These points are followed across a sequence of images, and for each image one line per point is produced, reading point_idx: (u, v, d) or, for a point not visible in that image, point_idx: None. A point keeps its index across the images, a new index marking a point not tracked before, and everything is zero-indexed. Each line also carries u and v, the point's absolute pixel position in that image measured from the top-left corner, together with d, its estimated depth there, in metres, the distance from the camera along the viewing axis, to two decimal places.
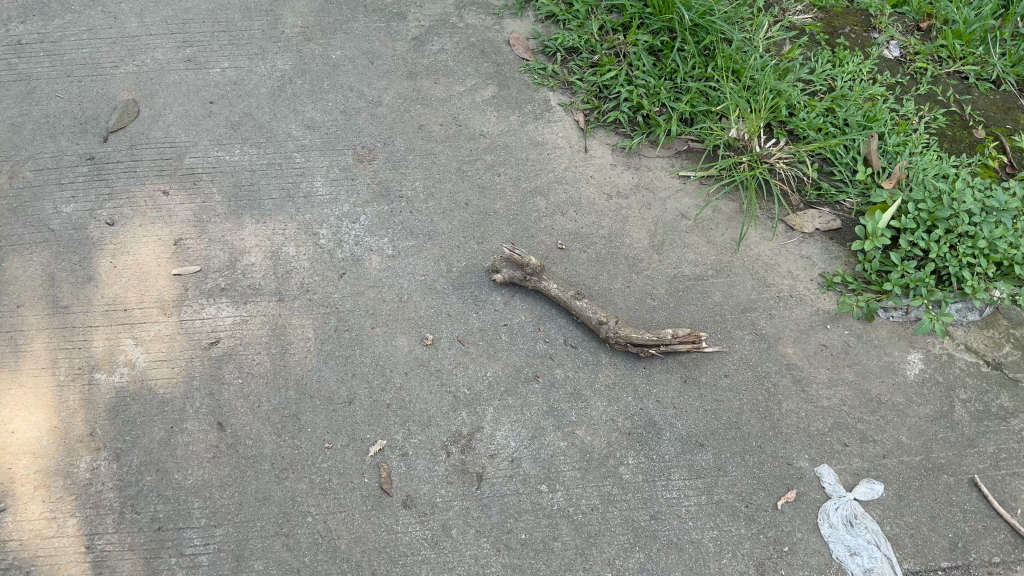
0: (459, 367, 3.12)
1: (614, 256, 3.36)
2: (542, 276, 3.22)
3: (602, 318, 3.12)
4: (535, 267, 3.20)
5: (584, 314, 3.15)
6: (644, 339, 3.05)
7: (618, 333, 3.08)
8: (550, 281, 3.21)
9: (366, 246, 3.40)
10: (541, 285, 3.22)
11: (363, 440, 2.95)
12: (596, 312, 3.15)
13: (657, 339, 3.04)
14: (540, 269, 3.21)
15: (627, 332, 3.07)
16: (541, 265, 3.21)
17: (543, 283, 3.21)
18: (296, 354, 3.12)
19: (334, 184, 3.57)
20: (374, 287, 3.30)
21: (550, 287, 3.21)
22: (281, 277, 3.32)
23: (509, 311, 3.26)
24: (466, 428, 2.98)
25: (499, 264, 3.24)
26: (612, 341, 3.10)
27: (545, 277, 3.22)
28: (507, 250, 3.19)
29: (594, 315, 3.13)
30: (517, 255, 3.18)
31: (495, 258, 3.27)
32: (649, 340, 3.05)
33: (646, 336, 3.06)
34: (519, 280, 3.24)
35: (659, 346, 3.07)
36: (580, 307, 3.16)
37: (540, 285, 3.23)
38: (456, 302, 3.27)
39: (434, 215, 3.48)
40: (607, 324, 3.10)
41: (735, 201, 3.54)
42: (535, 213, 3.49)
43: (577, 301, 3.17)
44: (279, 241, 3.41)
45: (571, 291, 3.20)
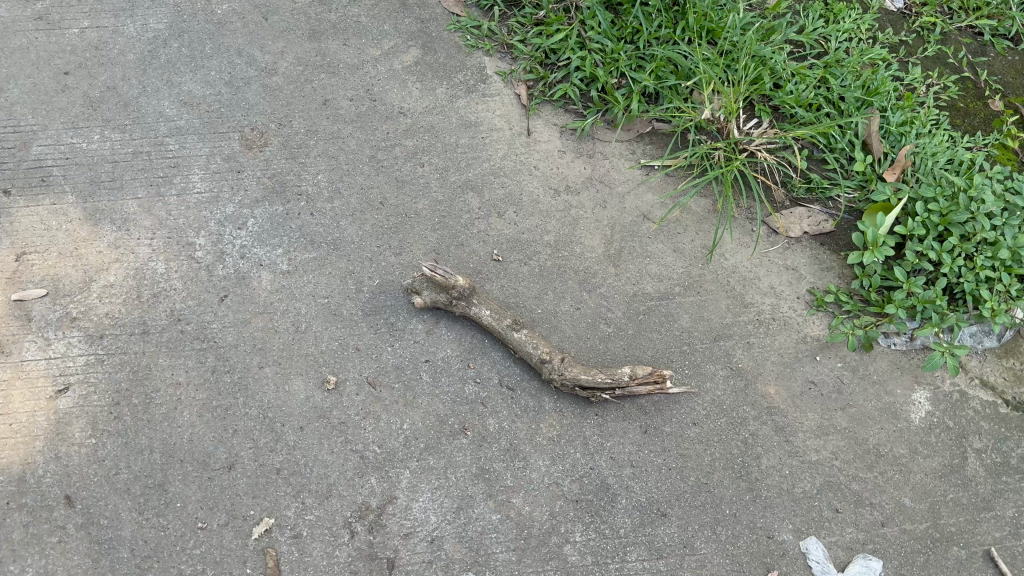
0: (369, 419, 2.54)
1: (561, 271, 2.75)
2: (470, 299, 2.61)
3: (545, 353, 2.53)
4: (463, 289, 2.60)
5: (523, 348, 2.56)
6: (596, 380, 2.48)
7: (563, 372, 2.50)
8: (481, 306, 2.61)
9: (254, 260, 2.76)
10: (470, 311, 2.63)
11: (244, 518, 2.39)
12: (538, 345, 2.56)
13: (611, 380, 2.47)
14: (468, 290, 2.61)
15: (575, 371, 2.50)
16: (470, 286, 2.61)
17: (472, 309, 2.62)
18: (164, 405, 2.54)
19: (214, 178, 2.91)
20: (262, 313, 2.68)
21: (481, 313, 2.61)
22: (148, 302, 2.70)
23: (432, 343, 2.66)
24: (376, 499, 2.41)
25: (419, 285, 2.65)
26: (557, 383, 2.53)
27: (474, 300, 2.62)
28: (427, 267, 2.58)
29: (536, 350, 2.54)
30: (441, 275, 2.58)
31: (414, 279, 2.66)
32: (601, 382, 2.47)
33: (598, 377, 2.48)
34: (443, 305, 2.64)
35: (615, 390, 2.49)
36: (519, 339, 2.57)
37: (469, 311, 2.64)
38: (366, 332, 2.67)
39: (339, 218, 2.84)
40: (551, 361, 2.53)
41: (708, 196, 2.91)
42: (465, 215, 2.85)
43: (514, 331, 2.58)
44: (145, 254, 2.78)
45: (507, 318, 2.61)
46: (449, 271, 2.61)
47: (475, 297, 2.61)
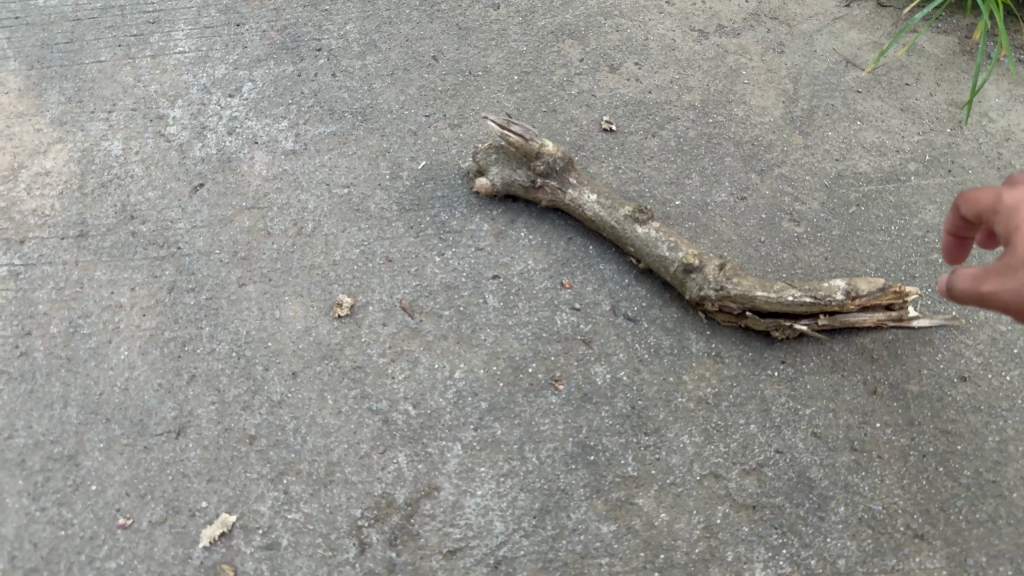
0: (399, 363, 1.56)
1: (712, 143, 1.71)
2: (564, 173, 1.63)
3: (694, 255, 1.51)
4: (555, 157, 1.62)
5: (654, 250, 1.54)
6: (787, 300, 1.45)
7: (726, 286, 1.47)
8: (584, 188, 1.61)
9: (246, 136, 1.90)
10: (561, 198, 1.64)
11: (192, 514, 1.42)
12: (680, 244, 1.54)
13: (815, 300, 1.45)
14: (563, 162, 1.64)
15: (747, 284, 1.47)
16: (563, 154, 1.63)
17: (568, 192, 1.64)
18: (94, 336, 1.64)
19: (204, 34, 2.08)
20: (251, 207, 1.79)
21: (582, 201, 1.62)
22: (93, 195, 1.83)
23: (504, 252, 1.68)
24: (405, 493, 1.41)
25: (485, 159, 1.67)
26: (711, 307, 1.49)
27: (569, 175, 1.64)
28: (495, 122, 1.61)
29: (678, 253, 1.53)
30: (522, 134, 1.62)
31: (475, 148, 1.69)
32: (799, 304, 1.44)
33: (789, 294, 1.46)
34: (521, 190, 1.66)
35: (817, 318, 1.47)
36: (647, 236, 1.55)
37: (560, 198, 1.65)
38: (403, 236, 1.72)
39: (373, 79, 1.96)
40: (702, 268, 1.50)
41: (947, 34, 1.89)
42: (560, 72, 1.88)
43: (640, 225, 1.56)
44: (98, 131, 1.93)
45: (626, 205, 1.60)
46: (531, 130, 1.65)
47: (572, 173, 1.63)
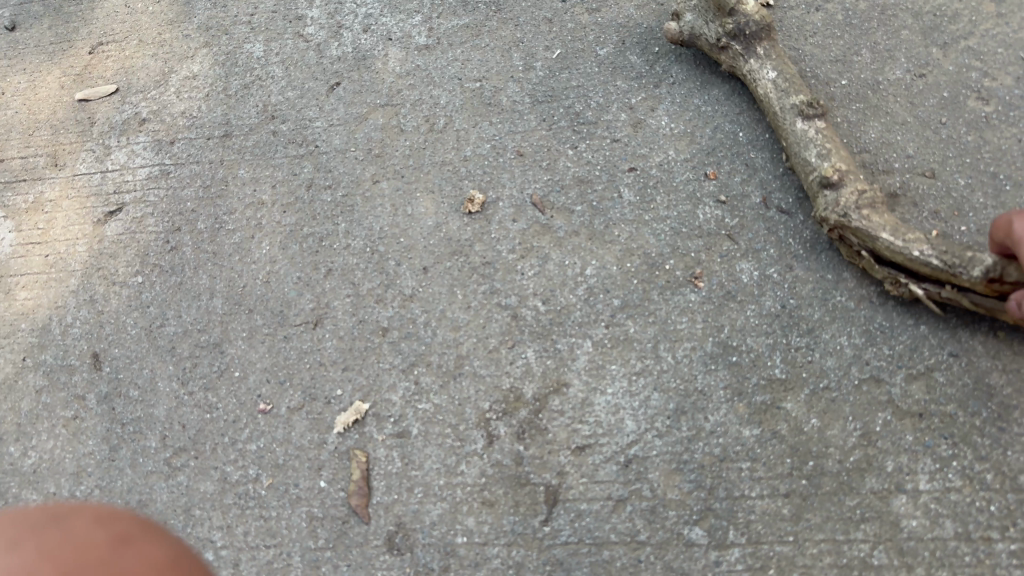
0: (530, 258, 1.50)
1: (886, 16, 1.53)
2: (757, 38, 1.51)
3: (837, 169, 1.34)
4: (750, 19, 1.50)
5: (803, 150, 1.39)
6: (913, 255, 1.24)
7: (852, 215, 1.30)
8: (765, 63, 1.48)
9: (381, 34, 1.86)
10: (743, 66, 1.52)
11: (327, 402, 1.44)
12: (835, 151, 1.37)
13: (948, 266, 1.21)
14: (759, 27, 1.50)
15: (876, 221, 1.28)
16: (762, 18, 1.50)
17: (750, 62, 1.51)
18: (237, 231, 1.68)
19: None
20: (385, 105, 1.76)
21: (760, 76, 1.49)
22: (237, 97, 1.86)
23: (643, 142, 1.57)
24: (535, 388, 1.37)
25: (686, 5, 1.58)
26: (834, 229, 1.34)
27: (765, 40, 1.50)
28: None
29: (826, 160, 1.36)
30: None
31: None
32: (924, 264, 1.23)
33: (919, 249, 1.24)
34: (706, 47, 1.57)
35: (943, 289, 1.23)
36: (804, 133, 1.40)
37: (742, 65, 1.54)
38: (536, 128, 1.64)
39: None
40: (841, 186, 1.33)
41: None
42: None
43: (802, 119, 1.41)
44: (241, 34, 1.95)
45: (804, 92, 1.44)
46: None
47: (760, 42, 1.49)
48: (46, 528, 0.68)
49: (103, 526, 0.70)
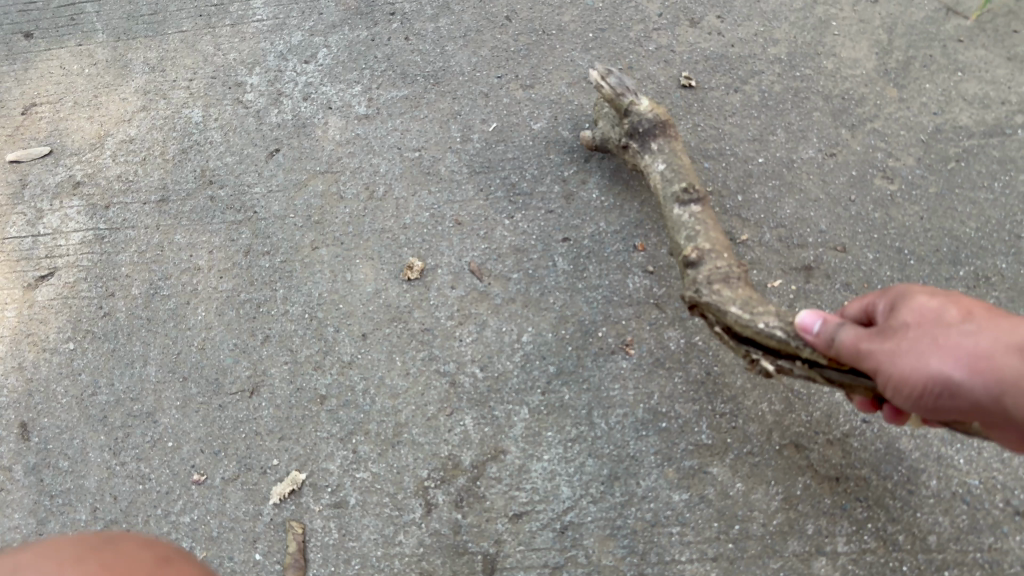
0: (467, 326, 1.53)
1: (799, 98, 1.63)
2: (652, 134, 1.52)
3: (700, 249, 1.34)
4: (645, 117, 1.52)
5: (677, 235, 1.41)
6: (758, 327, 1.18)
7: (703, 291, 1.27)
8: (655, 156, 1.50)
9: (321, 102, 1.90)
10: (639, 158, 1.54)
11: (263, 472, 1.44)
12: (705, 234, 1.37)
13: (788, 336, 1.15)
14: (654, 124, 1.52)
15: (727, 295, 1.25)
16: (656, 115, 1.52)
17: (646, 155, 1.52)
18: (172, 297, 1.67)
19: (281, 1, 2.08)
20: (325, 172, 1.79)
21: (651, 168, 1.51)
22: (174, 161, 1.87)
23: (576, 214, 1.63)
24: (472, 455, 1.40)
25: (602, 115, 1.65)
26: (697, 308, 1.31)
27: (659, 136, 1.52)
28: (596, 71, 1.56)
29: (693, 242, 1.36)
30: (615, 84, 1.55)
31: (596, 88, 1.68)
32: (767, 336, 1.17)
33: (766, 321, 1.18)
34: (615, 148, 1.62)
35: (795, 364, 1.17)
36: (679, 218, 1.41)
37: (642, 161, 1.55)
38: (473, 198, 1.69)
39: (446, 41, 1.92)
40: (701, 264, 1.32)
41: None
42: (637, 27, 1.81)
43: (678, 205, 1.42)
44: (179, 99, 1.96)
45: (688, 180, 1.46)
46: (639, 91, 1.56)
47: (652, 137, 1.51)
48: (98, 550, 0.71)
49: (150, 549, 0.74)
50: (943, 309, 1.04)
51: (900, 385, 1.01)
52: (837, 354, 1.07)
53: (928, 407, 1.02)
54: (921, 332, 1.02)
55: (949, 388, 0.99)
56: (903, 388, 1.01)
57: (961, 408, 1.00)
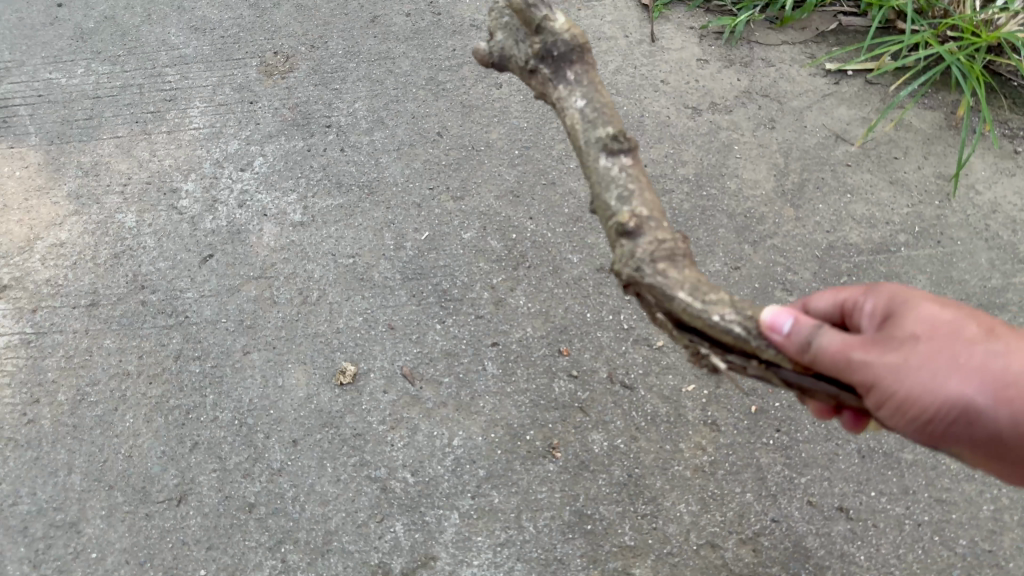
0: (398, 430, 1.58)
1: (706, 216, 1.77)
2: (569, 59, 1.03)
3: (636, 214, 0.95)
4: (559, 37, 1.02)
5: (600, 195, 0.99)
6: (711, 320, 0.90)
7: (643, 266, 0.93)
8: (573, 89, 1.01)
9: (256, 209, 1.96)
10: (549, 93, 1.04)
11: None
12: (639, 195, 0.97)
13: (749, 334, 0.90)
14: (572, 46, 1.03)
15: (674, 275, 0.92)
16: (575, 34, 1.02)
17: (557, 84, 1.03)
18: (100, 402, 1.67)
19: (218, 111, 2.15)
20: (258, 278, 1.83)
21: (567, 104, 1.02)
22: (105, 265, 1.88)
23: (504, 320, 1.72)
24: (403, 561, 1.43)
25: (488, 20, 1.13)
26: (630, 288, 0.97)
27: (577, 62, 1.03)
28: None
29: (627, 204, 0.96)
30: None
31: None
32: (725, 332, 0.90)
33: (721, 312, 0.91)
34: (516, 72, 1.08)
35: (750, 362, 0.93)
36: (606, 171, 0.98)
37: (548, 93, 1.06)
38: (406, 304, 1.76)
39: (380, 153, 2.02)
40: (638, 235, 0.95)
41: (937, 98, 1.95)
42: (559, 147, 2.00)
43: (606, 154, 0.98)
44: (113, 204, 1.99)
45: (615, 123, 1.00)
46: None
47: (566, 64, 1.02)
48: None
49: None
50: (962, 324, 0.97)
51: (910, 407, 0.93)
52: (824, 363, 0.91)
53: (930, 425, 0.96)
54: (938, 345, 0.95)
55: (964, 409, 0.94)
56: (918, 413, 0.94)
57: (973, 438, 0.96)
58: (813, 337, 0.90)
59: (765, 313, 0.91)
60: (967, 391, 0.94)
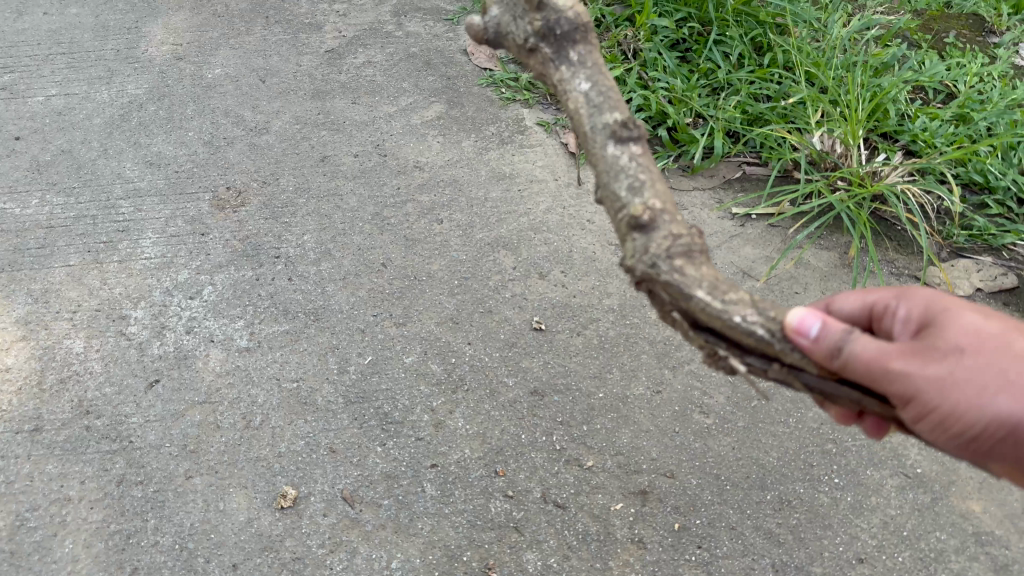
0: (338, 552, 1.63)
1: (630, 342, 1.99)
2: (572, 39, 1.10)
3: (649, 207, 1.00)
4: (564, 15, 1.09)
5: (611, 181, 1.03)
6: (733, 321, 0.96)
7: (660, 264, 0.98)
8: (577, 70, 1.07)
9: (203, 335, 2.03)
10: (551, 73, 1.10)
11: None
12: (650, 186, 1.02)
13: (772, 336, 0.97)
14: (575, 27, 1.10)
15: (691, 274, 0.97)
16: (579, 15, 1.10)
17: (562, 67, 1.09)
18: (37, 528, 1.68)
19: (170, 242, 2.25)
20: (203, 402, 1.89)
21: (571, 87, 1.08)
22: (50, 390, 1.91)
23: (443, 442, 1.81)
24: None
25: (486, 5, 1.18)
26: (643, 282, 1.01)
27: (580, 42, 1.09)
28: None
29: (638, 195, 1.01)
30: None
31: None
32: (747, 334, 0.96)
33: (742, 313, 0.97)
34: (514, 49, 1.14)
35: (772, 367, 1.00)
36: (615, 159, 1.03)
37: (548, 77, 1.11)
38: (348, 426, 1.84)
39: (326, 282, 2.14)
40: (653, 227, 0.99)
41: (831, 238, 2.19)
42: (495, 277, 2.15)
43: (614, 142, 1.03)
44: (61, 330, 2.04)
45: (621, 111, 1.05)
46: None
47: (574, 46, 1.09)
48: None
49: None
50: (1009, 342, 1.10)
51: (948, 420, 1.07)
52: (848, 367, 1.01)
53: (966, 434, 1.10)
54: (985, 361, 1.08)
55: (1001, 424, 1.08)
56: (954, 424, 1.08)
57: (1005, 448, 1.10)
58: (837, 340, 0.99)
59: (791, 316, 0.97)
60: (1005, 408, 1.08)
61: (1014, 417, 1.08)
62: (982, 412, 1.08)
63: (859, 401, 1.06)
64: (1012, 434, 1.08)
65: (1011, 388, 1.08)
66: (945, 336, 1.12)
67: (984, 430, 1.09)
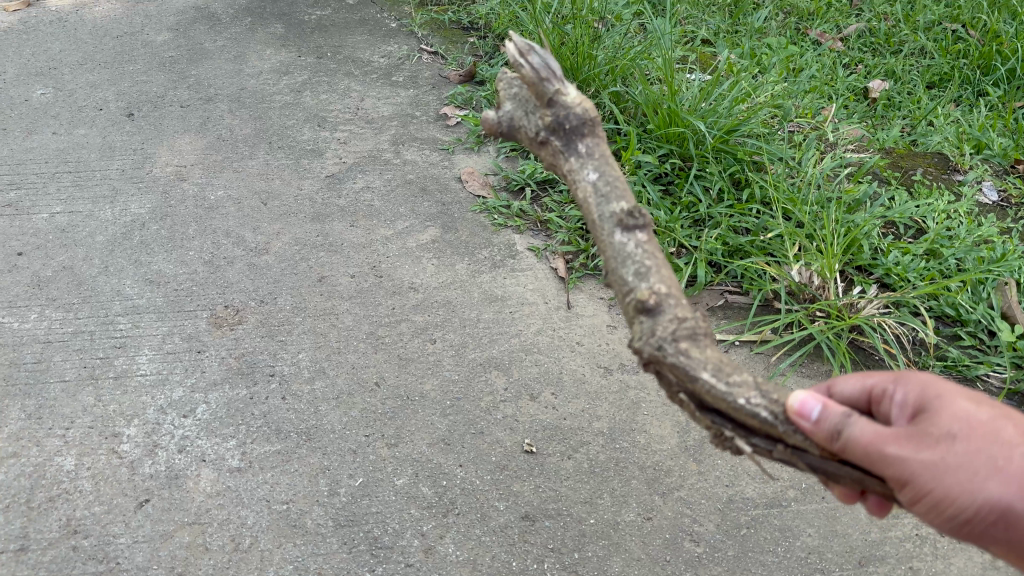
0: None
1: (620, 466, 2.03)
2: (580, 133, 1.37)
3: (654, 291, 1.22)
4: (572, 111, 1.37)
5: (620, 267, 1.26)
6: (737, 403, 1.17)
7: (667, 347, 1.18)
8: (586, 162, 1.34)
9: (195, 454, 2.04)
10: (562, 163, 1.39)
11: None
12: (655, 271, 1.24)
13: (774, 418, 1.17)
14: (583, 121, 1.38)
15: (696, 357, 1.18)
16: (585, 111, 1.37)
17: (572, 158, 1.37)
18: None
19: (166, 359, 2.29)
20: (191, 522, 1.88)
21: (581, 177, 1.35)
22: (38, 509, 1.90)
23: (433, 569, 1.81)
24: None
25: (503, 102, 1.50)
26: (651, 364, 1.22)
27: (587, 135, 1.37)
28: (516, 47, 1.42)
29: (644, 280, 1.23)
30: (538, 67, 1.42)
31: (503, 74, 1.53)
32: (750, 415, 1.17)
33: (746, 397, 1.18)
34: (527, 140, 1.44)
35: (775, 448, 1.19)
36: (622, 246, 1.26)
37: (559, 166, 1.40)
38: (337, 551, 1.83)
39: (319, 402, 2.17)
40: (658, 308, 1.21)
41: (812, 365, 2.27)
42: (486, 398, 2.19)
43: (621, 230, 1.27)
44: (52, 447, 2.04)
45: (627, 200, 1.30)
46: (566, 82, 1.43)
47: (581, 138, 1.37)
48: None
49: None
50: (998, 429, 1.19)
51: (944, 504, 1.16)
52: (848, 450, 1.16)
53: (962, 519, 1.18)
54: (975, 448, 1.17)
55: (991, 507, 1.16)
56: (948, 507, 1.16)
57: (999, 532, 1.17)
58: (837, 423, 1.16)
59: (792, 401, 1.17)
60: (995, 493, 1.16)
61: (1002, 500, 1.16)
62: (973, 496, 1.16)
63: (862, 479, 1.20)
64: (1003, 518, 1.16)
65: (998, 475, 1.16)
66: (935, 424, 1.20)
67: (977, 514, 1.17)
